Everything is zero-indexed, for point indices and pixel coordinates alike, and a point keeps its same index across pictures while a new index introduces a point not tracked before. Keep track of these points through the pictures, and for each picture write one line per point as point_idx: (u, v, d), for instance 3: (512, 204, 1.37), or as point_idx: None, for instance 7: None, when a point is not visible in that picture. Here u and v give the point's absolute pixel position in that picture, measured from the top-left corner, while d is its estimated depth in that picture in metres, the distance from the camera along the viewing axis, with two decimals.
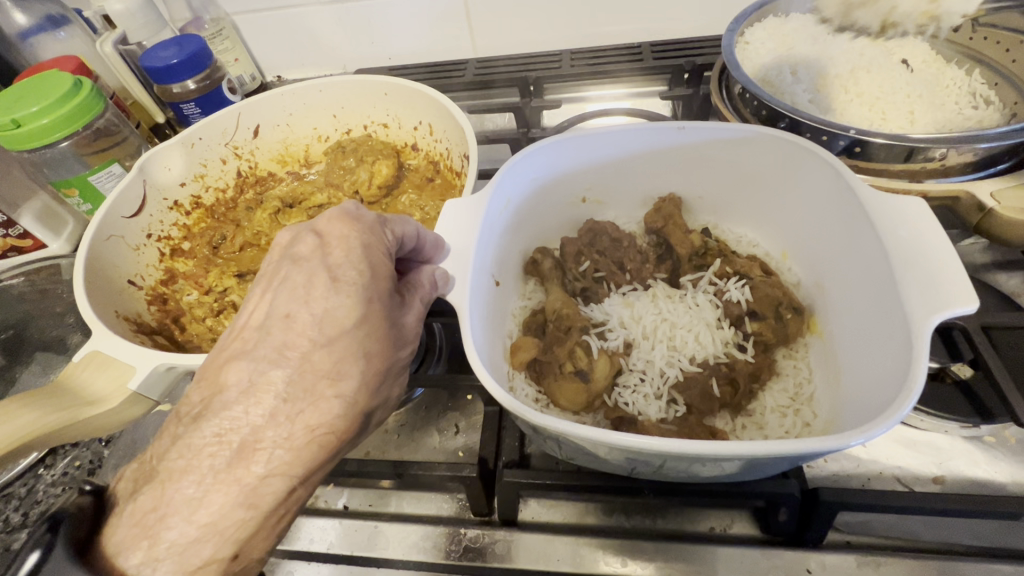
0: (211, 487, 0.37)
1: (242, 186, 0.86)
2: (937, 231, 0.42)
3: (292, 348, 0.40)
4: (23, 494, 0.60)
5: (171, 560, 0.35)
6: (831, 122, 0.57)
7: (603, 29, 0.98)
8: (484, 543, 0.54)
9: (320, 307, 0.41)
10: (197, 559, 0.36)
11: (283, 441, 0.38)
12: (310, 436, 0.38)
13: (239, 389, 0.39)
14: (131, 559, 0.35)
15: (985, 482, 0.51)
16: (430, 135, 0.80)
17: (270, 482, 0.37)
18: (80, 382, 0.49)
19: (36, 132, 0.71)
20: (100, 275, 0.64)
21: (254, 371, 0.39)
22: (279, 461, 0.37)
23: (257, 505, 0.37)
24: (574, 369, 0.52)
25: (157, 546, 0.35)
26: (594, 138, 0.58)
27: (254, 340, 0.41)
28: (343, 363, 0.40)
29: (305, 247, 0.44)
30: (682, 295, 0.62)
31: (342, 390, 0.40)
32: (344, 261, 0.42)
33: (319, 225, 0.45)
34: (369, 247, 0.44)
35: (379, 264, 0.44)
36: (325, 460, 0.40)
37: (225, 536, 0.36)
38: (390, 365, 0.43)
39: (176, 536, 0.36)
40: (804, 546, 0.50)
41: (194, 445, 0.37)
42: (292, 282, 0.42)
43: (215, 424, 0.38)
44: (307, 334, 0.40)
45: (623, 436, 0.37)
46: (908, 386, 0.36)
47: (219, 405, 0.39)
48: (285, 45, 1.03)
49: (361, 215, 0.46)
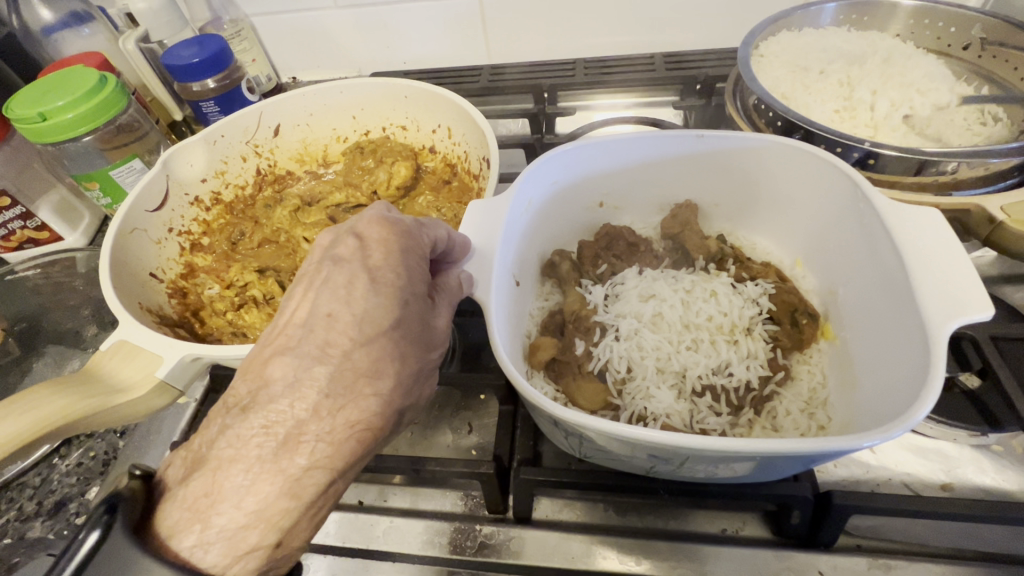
0: (258, 476, 0.37)
1: (261, 184, 0.87)
2: (954, 242, 0.43)
3: (334, 346, 0.41)
4: (37, 483, 0.60)
5: (221, 543, 0.36)
6: (847, 134, 0.58)
7: (617, 40, 0.99)
8: (499, 540, 0.55)
9: (359, 307, 0.42)
10: (245, 544, 0.37)
11: (325, 434, 0.39)
12: (350, 431, 0.39)
13: (283, 384, 0.40)
14: (184, 541, 0.37)
15: (993, 490, 0.52)
16: (448, 138, 0.81)
17: (312, 473, 0.38)
18: (108, 371, 0.50)
19: (60, 126, 0.72)
20: (125, 267, 0.65)
21: (298, 367, 0.40)
22: (321, 454, 0.38)
23: (299, 496, 0.38)
24: (595, 371, 0.55)
25: (208, 529, 0.36)
26: (614, 144, 0.60)
27: (298, 336, 0.42)
28: (381, 362, 0.41)
29: (345, 248, 0.45)
30: (703, 291, 0.61)
31: (380, 388, 0.41)
32: (383, 263, 0.43)
33: (357, 227, 0.46)
34: (407, 249, 0.45)
35: (415, 267, 0.45)
36: (362, 455, 0.40)
37: (271, 523, 0.37)
38: (422, 365, 0.44)
39: (225, 522, 0.37)
40: (815, 548, 0.51)
41: (242, 436, 0.38)
42: (334, 283, 0.43)
43: (262, 416, 0.39)
44: (347, 334, 0.41)
45: (639, 430, 0.38)
46: (926, 391, 0.37)
47: (265, 399, 0.40)
48: (301, 47, 1.05)
49: (394, 218, 0.46)
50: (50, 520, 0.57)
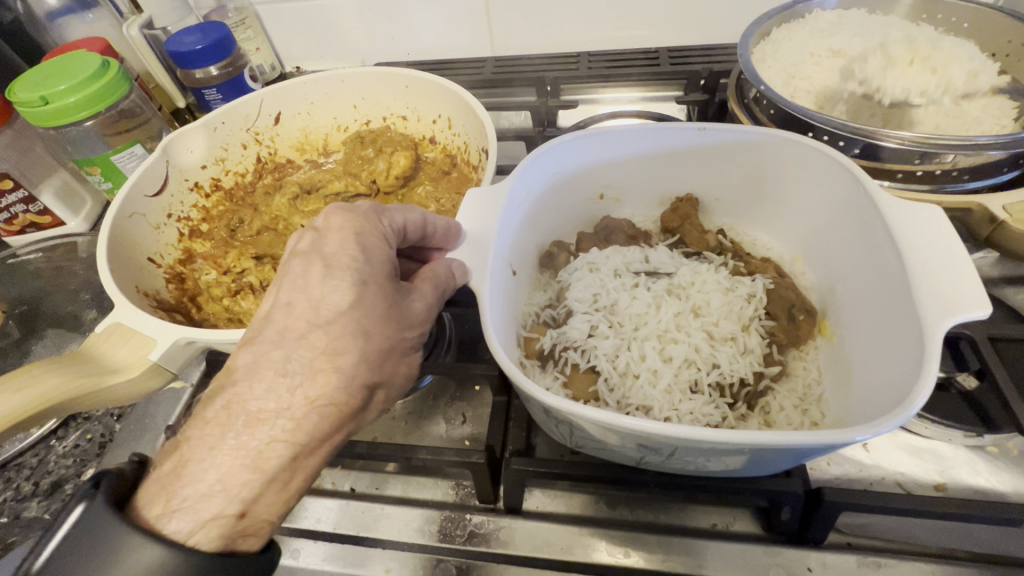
0: (222, 450, 0.38)
1: (261, 172, 0.87)
2: (954, 241, 0.43)
3: (292, 331, 0.41)
4: (33, 463, 0.61)
5: (187, 512, 0.37)
6: (848, 129, 0.57)
7: (623, 33, 0.98)
8: (489, 530, 0.55)
9: (317, 294, 0.42)
10: (207, 513, 0.37)
11: (285, 410, 0.39)
12: (310, 407, 0.39)
13: (245, 368, 0.41)
14: (153, 510, 0.38)
15: (987, 491, 0.51)
16: (449, 128, 0.81)
17: (274, 447, 0.38)
18: (102, 352, 0.50)
19: (63, 110, 0.72)
20: (122, 250, 0.65)
21: (258, 351, 0.41)
22: (281, 429, 0.38)
23: (262, 468, 0.38)
24: (588, 361, 0.55)
25: (174, 500, 0.37)
26: (614, 136, 0.59)
27: (261, 327, 0.43)
28: (339, 340, 0.41)
29: (303, 242, 0.45)
30: (702, 284, 0.60)
31: (340, 364, 0.40)
32: (339, 250, 0.44)
33: (318, 221, 0.46)
34: (362, 234, 0.45)
35: (374, 248, 0.45)
36: (328, 433, 0.40)
37: (231, 494, 0.37)
38: (392, 343, 0.43)
39: (190, 492, 0.37)
40: (804, 545, 0.50)
41: (206, 417, 0.39)
42: (292, 274, 0.44)
43: (224, 398, 0.40)
44: (304, 319, 0.41)
45: (627, 419, 0.37)
46: (919, 387, 0.37)
47: (227, 384, 0.40)
48: (306, 37, 1.04)
49: (354, 207, 0.47)
50: (45, 499, 0.58)
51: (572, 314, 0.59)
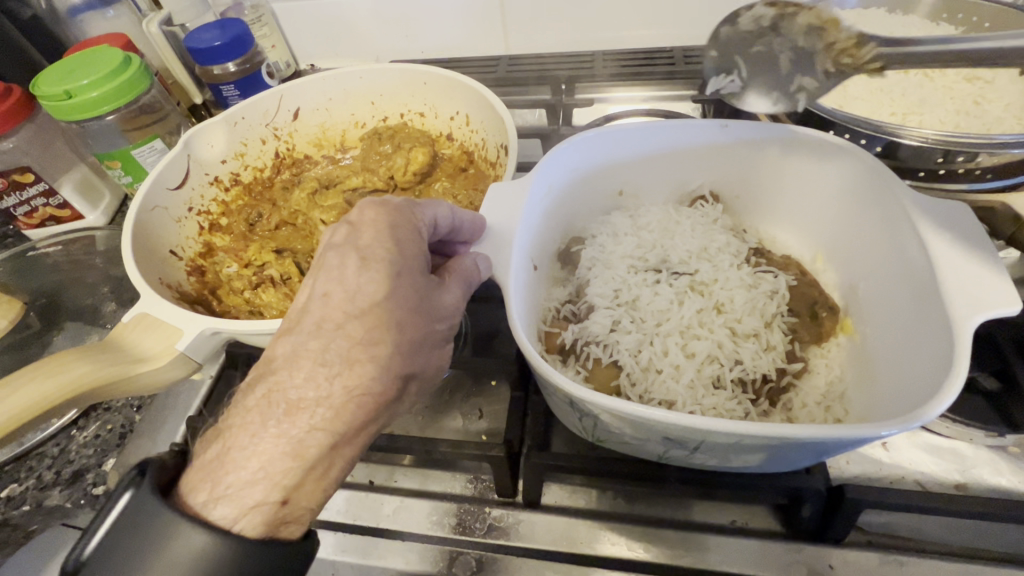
0: (264, 438, 0.38)
1: (279, 167, 0.87)
2: (982, 241, 0.43)
3: (330, 321, 0.42)
4: (55, 453, 0.61)
5: (229, 499, 0.38)
6: (871, 125, 0.58)
7: (638, 33, 0.99)
8: (509, 523, 0.55)
9: (353, 285, 0.42)
10: (250, 500, 0.38)
11: (324, 399, 0.39)
12: (349, 396, 0.39)
13: (284, 357, 0.41)
14: (197, 497, 0.38)
15: (1009, 491, 0.51)
16: (466, 125, 0.82)
17: (315, 435, 0.39)
18: (130, 342, 0.51)
19: (85, 105, 0.72)
20: (146, 243, 0.66)
21: (298, 342, 0.41)
22: (321, 418, 0.39)
23: (303, 457, 0.38)
24: (609, 356, 0.55)
25: (217, 487, 0.38)
26: (636, 131, 0.59)
27: (299, 317, 0.43)
28: (375, 330, 0.41)
29: (338, 235, 0.46)
30: (724, 280, 0.60)
31: (377, 354, 0.41)
32: (373, 242, 0.44)
33: (352, 215, 0.47)
34: (396, 226, 0.45)
35: (407, 241, 0.45)
36: (364, 422, 0.40)
37: (274, 481, 0.38)
38: (424, 335, 0.44)
39: (232, 480, 0.38)
40: (825, 542, 0.50)
41: (247, 406, 0.40)
42: (328, 266, 0.44)
43: (265, 386, 0.40)
44: (341, 309, 0.42)
45: (656, 411, 0.37)
46: (948, 383, 0.37)
47: (268, 372, 0.41)
48: (321, 34, 1.05)
49: (386, 201, 0.47)
50: (68, 488, 0.59)
51: (593, 309, 0.59)
